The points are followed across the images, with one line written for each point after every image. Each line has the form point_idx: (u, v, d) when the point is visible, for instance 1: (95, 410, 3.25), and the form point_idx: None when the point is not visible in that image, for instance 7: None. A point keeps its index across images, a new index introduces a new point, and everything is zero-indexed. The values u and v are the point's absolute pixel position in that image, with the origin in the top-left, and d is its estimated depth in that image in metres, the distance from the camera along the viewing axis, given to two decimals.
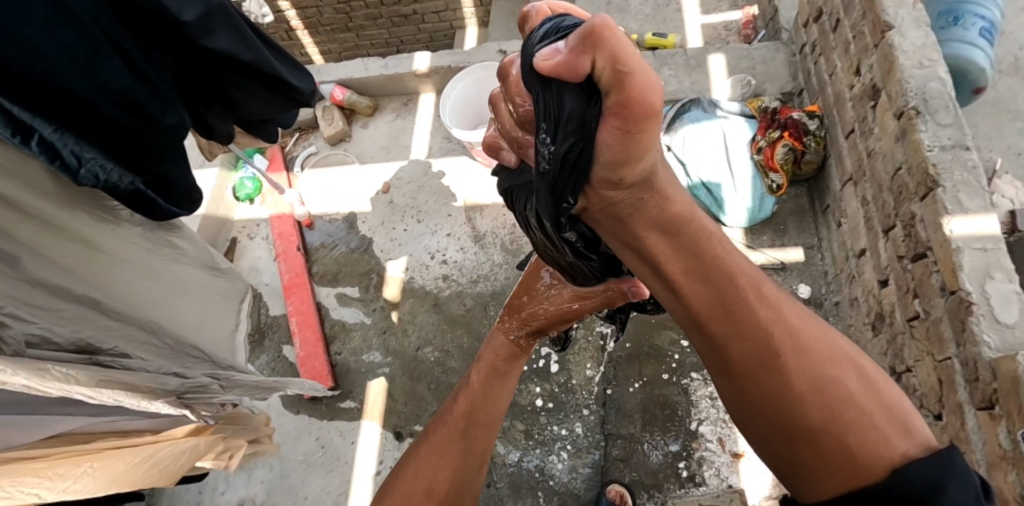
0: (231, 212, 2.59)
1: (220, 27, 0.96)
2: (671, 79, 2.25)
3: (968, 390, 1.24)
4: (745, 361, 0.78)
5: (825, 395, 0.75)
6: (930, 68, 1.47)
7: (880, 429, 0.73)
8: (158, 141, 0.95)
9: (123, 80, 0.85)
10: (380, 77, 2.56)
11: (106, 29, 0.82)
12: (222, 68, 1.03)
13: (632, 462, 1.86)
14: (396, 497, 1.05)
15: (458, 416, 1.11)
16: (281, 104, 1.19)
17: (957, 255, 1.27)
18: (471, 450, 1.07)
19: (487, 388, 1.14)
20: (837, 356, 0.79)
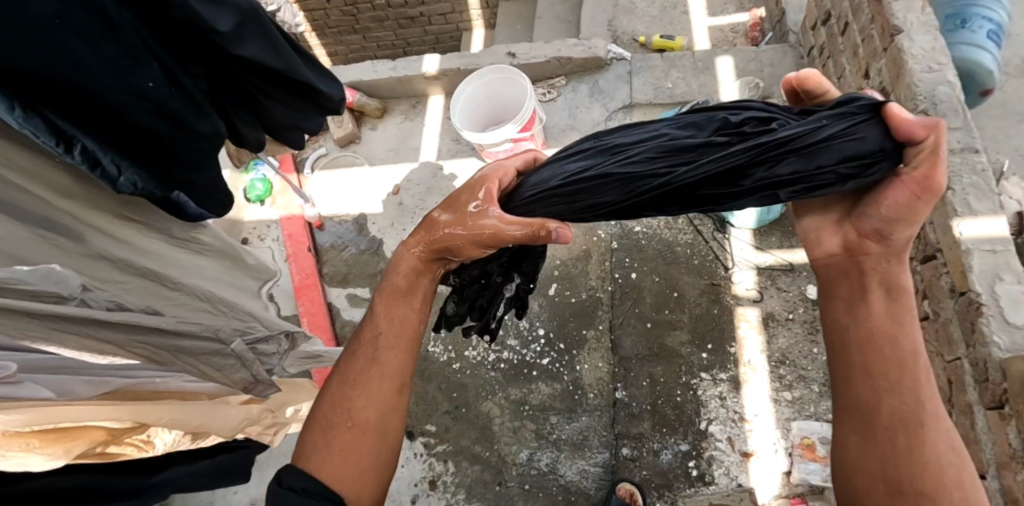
0: (241, 214, 2.61)
1: (252, 36, 0.96)
2: (679, 82, 2.31)
3: (977, 391, 1.26)
4: (901, 405, 0.83)
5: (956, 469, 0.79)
6: (939, 71, 1.48)
7: None
8: (192, 149, 0.97)
9: (160, 90, 0.87)
10: (389, 79, 2.58)
11: (145, 41, 0.84)
12: (253, 75, 1.03)
13: (642, 462, 1.88)
14: (315, 435, 1.01)
15: (371, 342, 1.05)
16: (305, 109, 1.18)
17: (966, 257, 1.29)
18: (386, 379, 1.03)
19: (393, 313, 1.06)
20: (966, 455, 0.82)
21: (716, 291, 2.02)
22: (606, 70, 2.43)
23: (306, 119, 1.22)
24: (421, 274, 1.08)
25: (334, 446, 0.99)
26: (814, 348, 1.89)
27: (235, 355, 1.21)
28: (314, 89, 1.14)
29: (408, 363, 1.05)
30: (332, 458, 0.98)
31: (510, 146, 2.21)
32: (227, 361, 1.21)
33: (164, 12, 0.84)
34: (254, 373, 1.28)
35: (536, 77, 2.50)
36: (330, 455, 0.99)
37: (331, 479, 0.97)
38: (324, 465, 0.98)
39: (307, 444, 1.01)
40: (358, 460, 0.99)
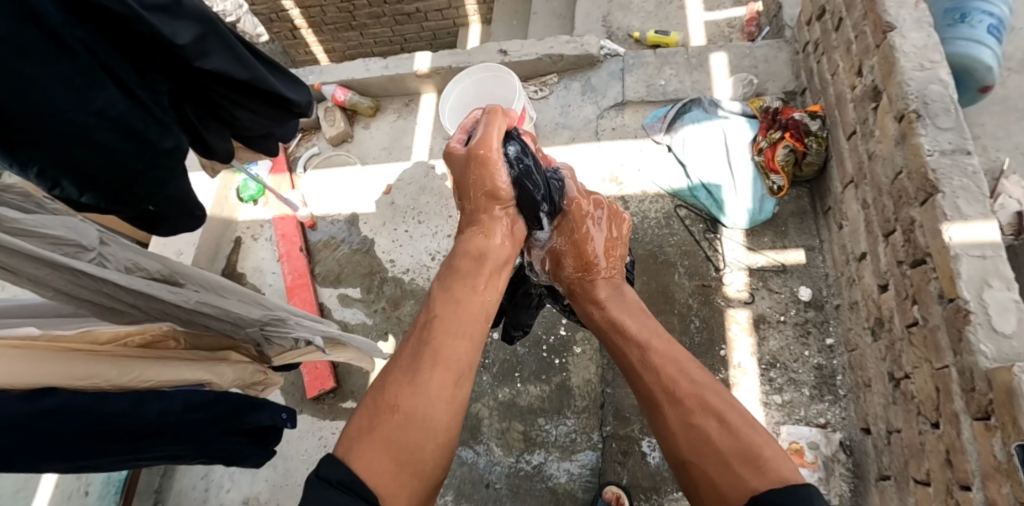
0: (235, 213, 2.62)
1: (215, 48, 0.88)
2: (672, 79, 2.28)
3: (964, 400, 1.23)
4: (650, 404, 1.12)
5: (709, 423, 1.03)
6: (931, 70, 1.44)
7: (732, 470, 0.96)
8: (158, 169, 0.90)
9: (119, 107, 0.80)
10: (381, 78, 2.56)
11: (97, 55, 0.77)
12: (220, 90, 0.95)
13: (629, 464, 1.87)
14: (363, 415, 0.95)
15: (427, 325, 1.05)
16: (280, 119, 1.09)
17: (954, 263, 1.25)
18: (445, 359, 0.99)
19: (451, 298, 1.09)
20: (708, 412, 1.05)
21: (706, 292, 1.98)
22: (598, 67, 2.39)
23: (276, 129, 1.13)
24: (475, 256, 1.15)
25: (380, 424, 0.92)
26: (805, 351, 1.86)
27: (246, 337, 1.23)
28: (287, 99, 1.05)
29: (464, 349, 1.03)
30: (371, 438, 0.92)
31: None
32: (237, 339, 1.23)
33: (116, 24, 0.76)
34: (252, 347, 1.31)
35: (529, 74, 2.47)
36: (363, 432, 0.93)
37: (366, 467, 0.88)
38: (360, 449, 0.91)
39: (353, 425, 0.94)
40: (410, 443, 0.91)
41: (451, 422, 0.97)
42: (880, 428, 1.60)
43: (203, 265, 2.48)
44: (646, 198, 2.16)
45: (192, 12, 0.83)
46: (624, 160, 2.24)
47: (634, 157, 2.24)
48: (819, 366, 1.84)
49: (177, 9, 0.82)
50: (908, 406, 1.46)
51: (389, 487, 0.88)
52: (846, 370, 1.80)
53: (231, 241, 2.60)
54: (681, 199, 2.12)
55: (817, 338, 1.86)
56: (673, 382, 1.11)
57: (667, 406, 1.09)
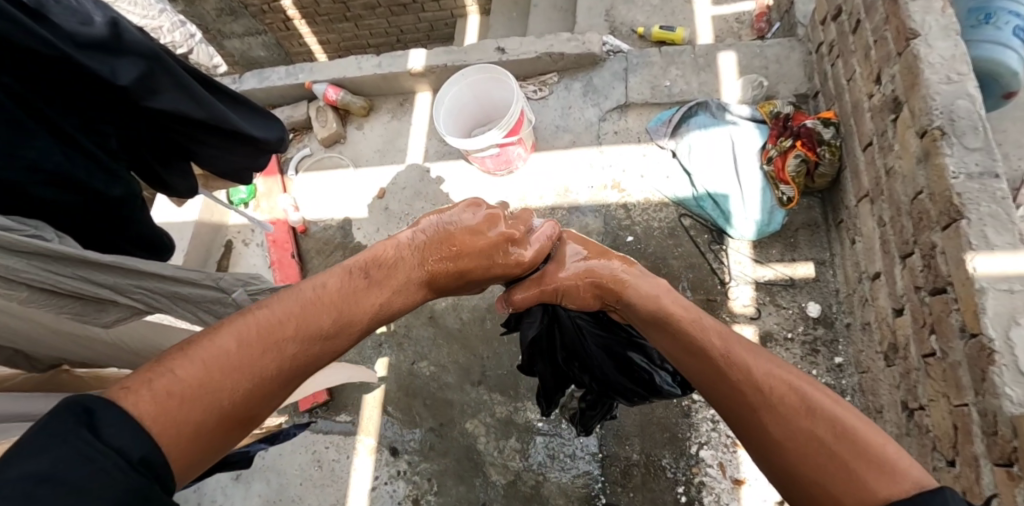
0: (225, 218, 2.53)
1: (166, 86, 0.90)
2: (677, 80, 2.17)
3: (984, 444, 1.16)
4: (730, 410, 0.92)
5: (810, 417, 0.83)
6: (958, 83, 1.34)
7: (855, 475, 0.76)
8: (108, 216, 0.92)
9: (55, 159, 0.80)
10: (374, 77, 2.45)
11: (30, 106, 0.78)
12: (174, 128, 0.96)
13: (630, 487, 1.81)
14: (176, 376, 0.72)
15: (298, 312, 0.85)
16: (246, 156, 1.10)
17: (980, 297, 1.16)
18: (292, 361, 0.83)
19: (344, 300, 0.91)
20: (810, 408, 0.84)
21: (712, 307, 1.91)
22: (601, 66, 2.29)
23: (249, 167, 1.14)
24: (383, 284, 0.98)
25: (204, 393, 0.72)
26: (813, 371, 1.78)
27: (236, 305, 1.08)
28: (251, 134, 1.07)
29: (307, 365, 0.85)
30: (171, 385, 0.70)
31: (497, 151, 2.09)
32: (228, 310, 1.09)
33: (48, 66, 0.78)
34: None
35: (528, 73, 2.36)
36: (181, 390, 0.71)
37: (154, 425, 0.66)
38: (159, 387, 0.69)
39: (160, 385, 0.70)
40: (224, 426, 0.74)
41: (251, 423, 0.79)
42: None
43: None
44: (649, 206, 2.08)
45: (133, 48, 0.85)
46: (625, 166, 2.15)
47: (637, 163, 2.15)
48: (827, 387, 1.76)
49: (117, 48, 0.84)
50: (923, 440, 1.39)
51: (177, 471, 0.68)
52: (856, 392, 1.73)
53: (222, 246, 2.52)
54: (686, 208, 2.03)
55: (826, 357, 1.79)
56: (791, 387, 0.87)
57: (767, 407, 0.86)
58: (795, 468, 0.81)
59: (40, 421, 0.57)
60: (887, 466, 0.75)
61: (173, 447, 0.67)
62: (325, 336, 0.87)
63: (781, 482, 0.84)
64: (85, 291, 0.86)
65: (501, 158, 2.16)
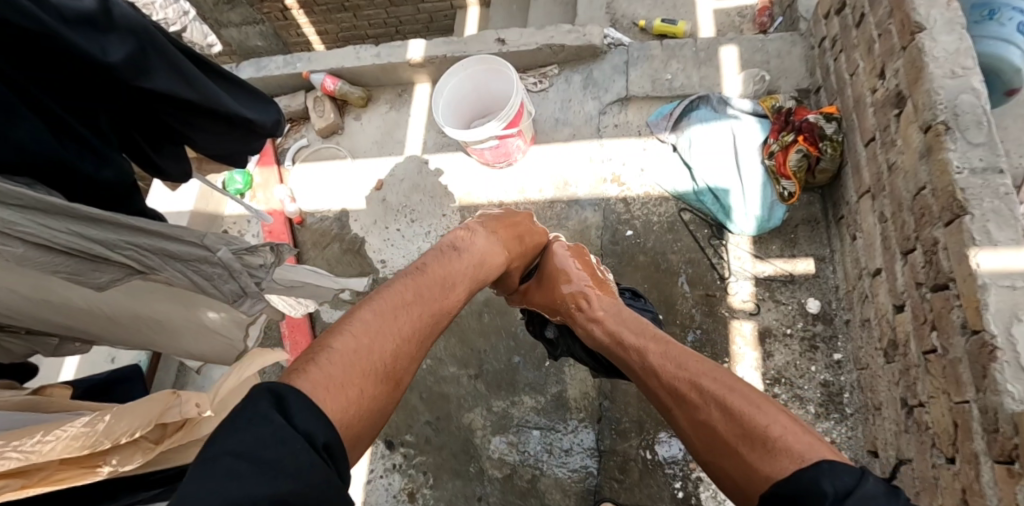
0: (221, 208, 2.50)
1: (161, 67, 0.86)
2: (678, 73, 2.15)
3: (985, 441, 1.15)
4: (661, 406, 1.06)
5: (702, 405, 0.96)
6: (963, 77, 1.32)
7: (741, 454, 0.88)
8: (99, 197, 0.90)
9: (45, 143, 0.76)
10: (372, 67, 2.42)
11: (20, 89, 0.73)
12: (165, 110, 0.92)
13: (627, 482, 1.80)
14: (332, 351, 0.85)
15: (407, 292, 1.01)
16: (239, 138, 1.07)
17: (982, 293, 1.15)
18: (416, 328, 0.97)
19: (439, 281, 1.07)
20: (708, 396, 0.97)
21: (710, 302, 1.90)
22: (601, 59, 2.27)
23: (238, 148, 1.11)
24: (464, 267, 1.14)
25: (353, 362, 0.85)
26: (812, 367, 1.78)
27: (222, 265, 0.99)
28: (245, 116, 1.03)
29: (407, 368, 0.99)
30: (330, 360, 0.83)
31: (496, 143, 2.07)
32: (216, 271, 1.00)
33: (33, 46, 0.73)
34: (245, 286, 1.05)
35: (528, 65, 2.34)
36: (339, 360, 0.83)
37: (319, 391, 0.77)
38: (320, 363, 0.82)
39: (320, 360, 0.82)
40: (380, 390, 0.86)
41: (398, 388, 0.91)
42: (890, 454, 1.53)
43: None
44: (649, 201, 2.06)
45: (122, 25, 0.80)
46: (626, 160, 2.13)
47: (637, 157, 2.13)
48: (825, 383, 1.76)
49: (105, 24, 0.78)
50: (922, 437, 1.39)
51: (344, 429, 0.78)
52: (854, 388, 1.73)
53: None
54: (686, 203, 2.01)
55: (825, 353, 1.78)
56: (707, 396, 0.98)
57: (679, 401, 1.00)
58: (704, 451, 0.95)
59: (244, 403, 0.69)
60: (769, 446, 0.85)
61: (338, 409, 0.78)
62: (435, 309, 1.03)
63: (707, 463, 0.96)
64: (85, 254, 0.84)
65: (500, 150, 2.14)
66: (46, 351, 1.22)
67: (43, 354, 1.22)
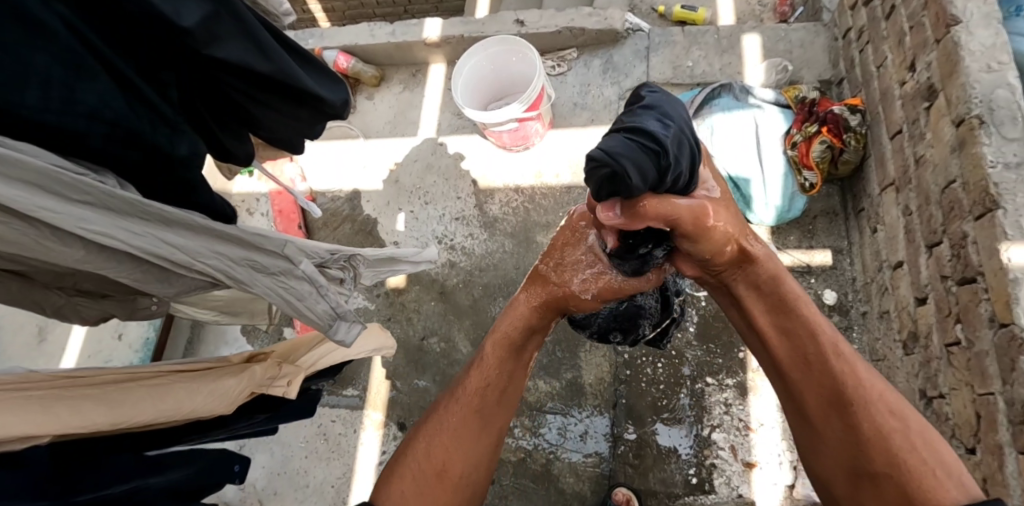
0: (229, 185, 2.45)
1: (229, 32, 0.75)
2: (700, 61, 2.14)
3: (1010, 432, 1.17)
4: (819, 403, 1.09)
5: (894, 421, 1.03)
6: (999, 72, 1.31)
7: (937, 480, 0.97)
8: (170, 173, 0.82)
9: (116, 107, 0.68)
10: (387, 45, 2.38)
11: (87, 42, 0.65)
12: (237, 84, 0.81)
13: (641, 468, 1.82)
14: (408, 482, 1.17)
15: (473, 392, 1.23)
16: (309, 120, 0.96)
17: (1013, 287, 1.16)
18: (486, 425, 1.24)
19: (482, 420, 1.23)
20: (902, 414, 1.04)
21: None
22: (621, 44, 2.24)
23: (306, 130, 1.00)
24: (530, 326, 1.26)
25: (430, 490, 1.17)
26: None
27: (307, 276, 1.03)
28: (321, 98, 0.91)
29: (475, 450, 1.22)
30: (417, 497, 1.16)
31: (516, 126, 2.04)
32: (304, 286, 1.04)
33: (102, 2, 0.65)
34: (334, 303, 1.10)
35: (546, 48, 2.31)
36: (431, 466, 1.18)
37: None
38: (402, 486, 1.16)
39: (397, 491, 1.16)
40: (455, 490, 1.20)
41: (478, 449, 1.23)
42: None
43: None
44: None
45: None
46: None
47: None
48: None
49: None
50: (941, 427, 1.41)
51: None
52: None
53: None
54: None
55: None
56: (816, 336, 1.10)
57: (864, 406, 1.04)
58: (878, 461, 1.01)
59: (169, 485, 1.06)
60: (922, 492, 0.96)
61: None
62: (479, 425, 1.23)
63: (845, 475, 1.07)
64: (158, 255, 0.84)
65: (519, 134, 2.12)
66: (121, 314, 1.15)
67: (118, 318, 1.16)
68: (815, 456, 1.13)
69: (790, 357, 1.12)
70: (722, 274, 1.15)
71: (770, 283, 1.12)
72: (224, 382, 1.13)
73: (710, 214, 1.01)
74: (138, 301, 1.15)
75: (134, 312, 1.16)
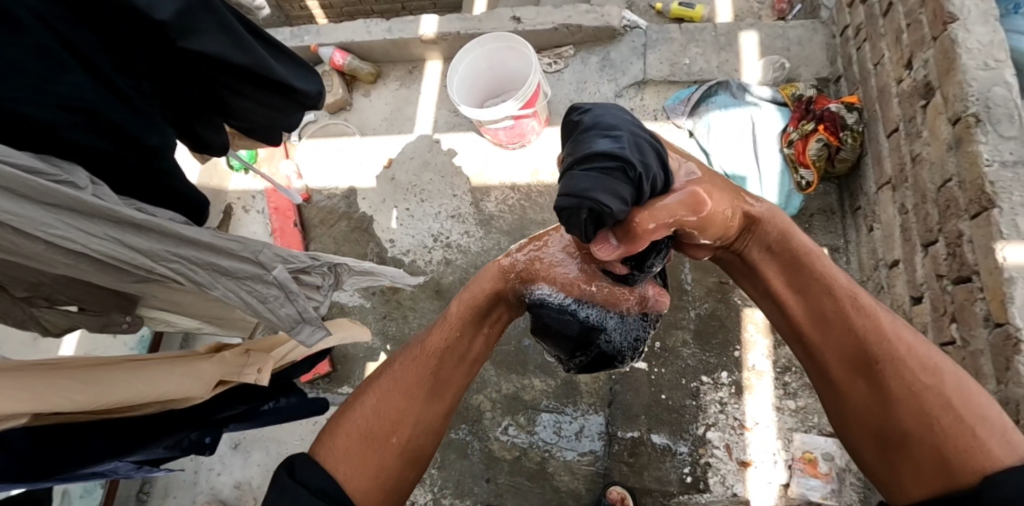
0: (224, 182, 2.44)
1: (207, 24, 0.75)
2: (697, 58, 2.12)
3: None
4: (844, 365, 0.99)
5: (932, 378, 0.92)
6: (996, 70, 1.31)
7: (980, 440, 0.84)
8: (143, 163, 0.83)
9: (86, 96, 0.69)
10: (383, 42, 2.36)
11: (58, 34, 0.66)
12: (213, 74, 0.82)
13: (636, 467, 1.82)
14: (351, 444, 1.05)
15: (432, 353, 1.12)
16: (283, 111, 0.97)
17: (1009, 286, 1.16)
18: (439, 388, 1.12)
19: (438, 384, 1.11)
20: (934, 368, 0.92)
21: (724, 290, 1.91)
22: (618, 41, 2.23)
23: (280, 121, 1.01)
24: (496, 293, 1.18)
25: (377, 453, 1.05)
26: None
27: (278, 284, 0.95)
28: (294, 89, 0.93)
29: (421, 416, 1.10)
30: (365, 465, 1.04)
31: (512, 123, 2.04)
32: (271, 290, 0.96)
33: None
34: (302, 309, 1.01)
35: (543, 45, 2.30)
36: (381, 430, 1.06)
37: (339, 476, 1.01)
38: (343, 448, 1.05)
39: (340, 454, 1.04)
40: (397, 460, 1.06)
41: (434, 415, 1.12)
42: None
43: None
44: None
45: None
46: None
47: None
48: None
49: None
50: None
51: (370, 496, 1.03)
52: None
53: (221, 211, 2.43)
54: None
55: None
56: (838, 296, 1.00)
57: (892, 361, 0.94)
58: (908, 422, 0.91)
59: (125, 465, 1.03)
60: (961, 452, 0.84)
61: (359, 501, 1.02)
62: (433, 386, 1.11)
63: (872, 439, 0.96)
64: (124, 259, 0.78)
65: (515, 131, 2.11)
66: (91, 328, 1.02)
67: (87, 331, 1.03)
68: (839, 420, 1.02)
69: (813, 319, 1.02)
70: (737, 241, 1.08)
71: (789, 243, 1.04)
72: (195, 366, 1.08)
73: (704, 199, 1.00)
74: (112, 317, 1.03)
75: (107, 326, 1.03)
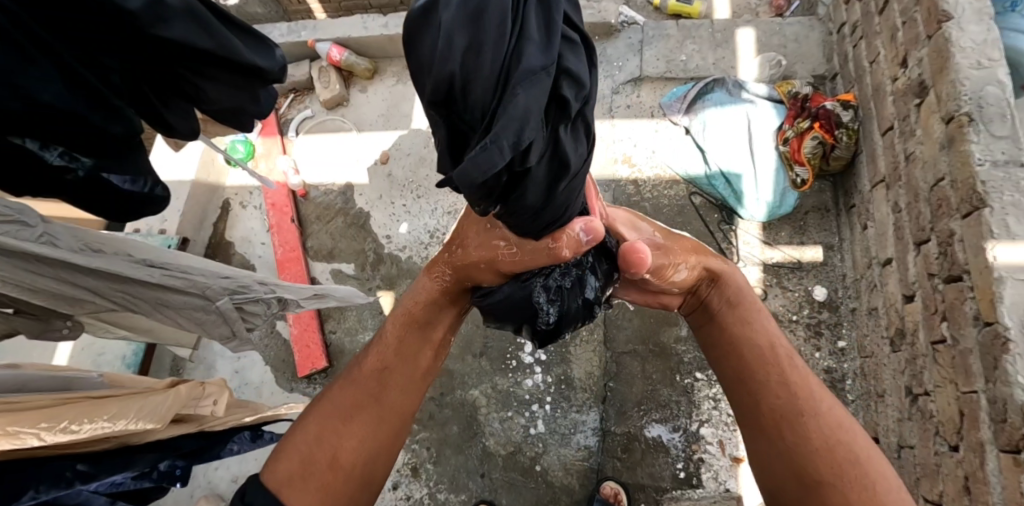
0: (222, 178, 2.45)
1: (175, 13, 0.74)
2: (694, 55, 2.12)
3: (992, 430, 1.18)
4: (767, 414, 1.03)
5: (847, 439, 0.97)
6: (989, 69, 1.31)
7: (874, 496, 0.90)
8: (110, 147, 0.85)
9: (49, 90, 0.71)
10: (380, 38, 2.36)
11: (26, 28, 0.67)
12: (180, 60, 0.80)
13: (630, 462, 1.83)
14: (293, 461, 1.01)
15: (376, 374, 1.12)
16: (251, 92, 0.94)
17: (998, 286, 1.16)
18: (386, 415, 1.08)
19: (387, 413, 1.08)
20: (846, 431, 0.99)
21: None
22: (615, 37, 2.21)
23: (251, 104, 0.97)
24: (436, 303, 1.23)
25: (320, 474, 1.00)
26: (816, 353, 1.80)
27: (218, 313, 1.04)
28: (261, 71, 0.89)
29: (363, 448, 1.04)
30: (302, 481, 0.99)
31: None
32: (210, 316, 1.05)
33: None
34: (236, 330, 1.09)
35: None
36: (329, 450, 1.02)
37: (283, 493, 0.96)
38: (283, 466, 1.00)
39: (285, 470, 0.99)
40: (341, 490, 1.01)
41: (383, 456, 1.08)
42: (891, 440, 1.57)
43: (190, 232, 2.33)
44: (660, 183, 2.04)
45: None
46: (636, 140, 2.10)
47: (648, 139, 2.10)
48: (828, 370, 1.78)
49: None
50: (926, 424, 1.42)
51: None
52: (856, 376, 1.76)
53: (218, 207, 2.44)
54: (696, 186, 2.00)
55: (829, 340, 1.80)
56: (773, 345, 1.11)
57: (813, 416, 1.00)
58: (820, 471, 0.94)
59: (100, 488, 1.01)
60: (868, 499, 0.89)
61: None
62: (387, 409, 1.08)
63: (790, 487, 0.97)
64: (65, 291, 0.90)
65: None
66: (30, 332, 1.05)
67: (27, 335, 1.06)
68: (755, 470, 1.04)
69: (750, 364, 1.09)
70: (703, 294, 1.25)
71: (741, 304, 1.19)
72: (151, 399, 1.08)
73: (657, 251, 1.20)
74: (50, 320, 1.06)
75: (45, 331, 1.06)
